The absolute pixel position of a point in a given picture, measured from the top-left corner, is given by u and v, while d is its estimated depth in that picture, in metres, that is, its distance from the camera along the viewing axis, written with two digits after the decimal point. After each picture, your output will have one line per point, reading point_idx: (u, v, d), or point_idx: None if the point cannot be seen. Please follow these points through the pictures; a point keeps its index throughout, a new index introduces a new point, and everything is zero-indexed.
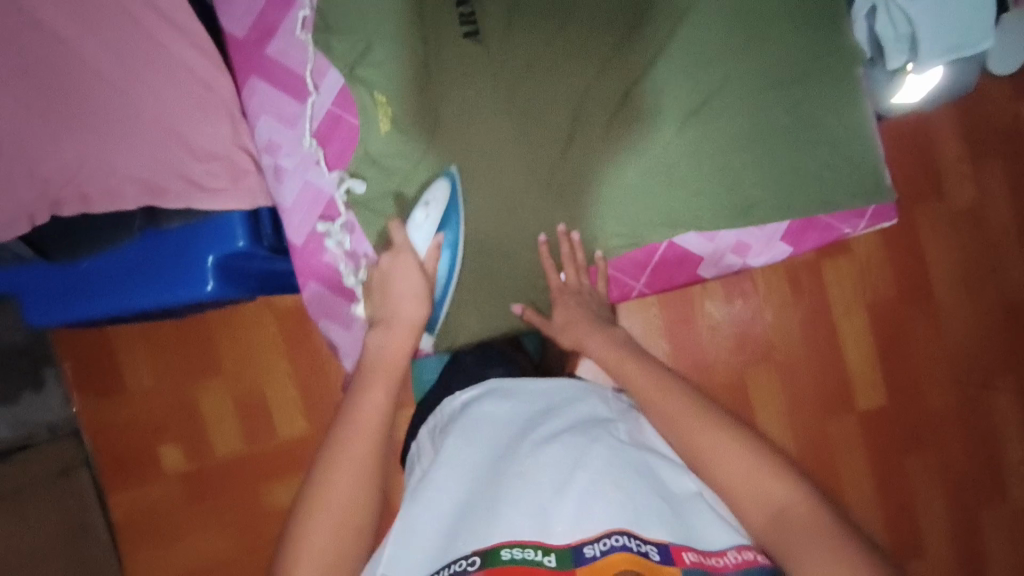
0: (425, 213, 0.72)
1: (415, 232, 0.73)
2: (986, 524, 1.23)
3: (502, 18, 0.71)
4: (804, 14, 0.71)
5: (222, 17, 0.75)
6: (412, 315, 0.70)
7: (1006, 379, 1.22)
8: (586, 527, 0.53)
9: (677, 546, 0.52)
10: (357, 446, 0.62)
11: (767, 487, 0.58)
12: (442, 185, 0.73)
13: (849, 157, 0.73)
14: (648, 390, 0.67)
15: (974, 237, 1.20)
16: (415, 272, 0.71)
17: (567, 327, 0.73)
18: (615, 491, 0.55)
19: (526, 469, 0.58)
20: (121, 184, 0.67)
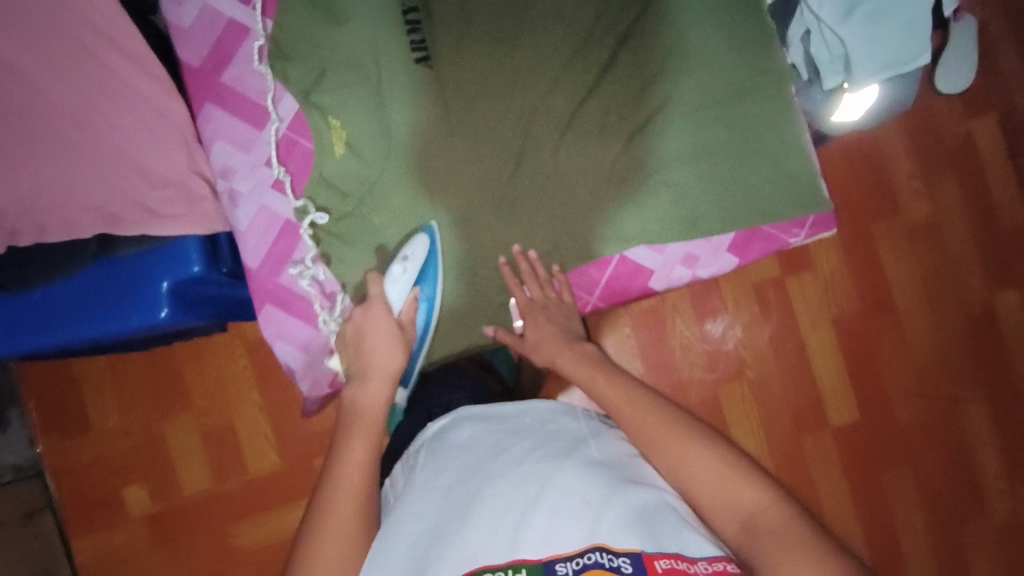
0: (402, 269, 0.74)
1: (391, 289, 0.75)
2: (968, 538, 1.23)
3: (451, 44, 0.74)
4: (738, 37, 0.75)
5: (181, 49, 0.77)
6: (386, 362, 0.72)
7: (974, 390, 1.24)
8: (561, 544, 0.54)
9: (651, 555, 0.51)
10: (343, 501, 0.62)
11: (739, 491, 0.59)
12: (422, 241, 0.75)
13: (789, 171, 0.76)
14: (621, 400, 0.68)
15: (932, 251, 1.23)
16: (388, 326, 0.74)
17: (540, 346, 0.76)
18: (587, 507, 0.56)
19: (496, 491, 0.59)
20: (77, 212, 0.68)
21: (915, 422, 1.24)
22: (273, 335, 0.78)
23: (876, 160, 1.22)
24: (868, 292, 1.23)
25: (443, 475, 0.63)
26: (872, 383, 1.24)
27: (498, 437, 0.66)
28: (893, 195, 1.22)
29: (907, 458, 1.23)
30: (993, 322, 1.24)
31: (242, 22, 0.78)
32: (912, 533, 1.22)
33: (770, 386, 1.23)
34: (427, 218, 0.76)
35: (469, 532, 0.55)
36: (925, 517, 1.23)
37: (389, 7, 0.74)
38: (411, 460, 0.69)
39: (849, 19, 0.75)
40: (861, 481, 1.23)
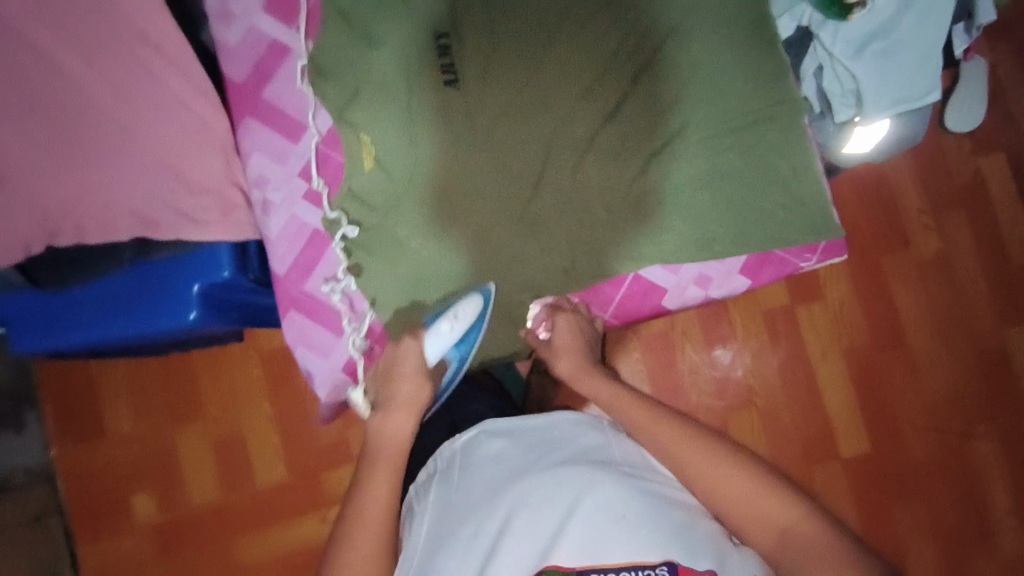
0: (450, 327, 0.77)
1: (433, 341, 0.77)
2: None
3: (480, 67, 0.78)
4: (755, 67, 0.78)
5: (224, 65, 0.82)
6: (415, 396, 0.73)
7: (986, 427, 1.23)
8: (602, 556, 0.58)
9: (686, 566, 0.56)
10: (370, 529, 0.64)
11: (769, 507, 0.62)
12: (473, 304, 0.78)
13: (801, 197, 0.79)
14: (647, 424, 0.69)
15: (942, 286, 1.24)
16: (421, 366, 0.75)
17: (563, 352, 0.78)
18: (624, 520, 0.60)
19: (533, 503, 0.63)
20: (117, 215, 0.72)
21: (927, 456, 1.23)
22: (296, 341, 0.81)
23: (886, 194, 1.24)
24: (879, 322, 1.24)
25: (479, 490, 0.67)
26: (885, 416, 1.23)
27: (528, 451, 0.70)
28: (903, 228, 1.24)
29: (919, 492, 1.22)
30: (1005, 359, 1.24)
31: (284, 43, 0.82)
32: (925, 570, 1.20)
33: (778, 416, 1.23)
34: (484, 280, 0.80)
35: (513, 546, 0.60)
36: (938, 553, 1.21)
37: (421, 33, 0.78)
38: (441, 471, 0.72)
39: (860, 57, 0.79)
40: (872, 515, 1.21)
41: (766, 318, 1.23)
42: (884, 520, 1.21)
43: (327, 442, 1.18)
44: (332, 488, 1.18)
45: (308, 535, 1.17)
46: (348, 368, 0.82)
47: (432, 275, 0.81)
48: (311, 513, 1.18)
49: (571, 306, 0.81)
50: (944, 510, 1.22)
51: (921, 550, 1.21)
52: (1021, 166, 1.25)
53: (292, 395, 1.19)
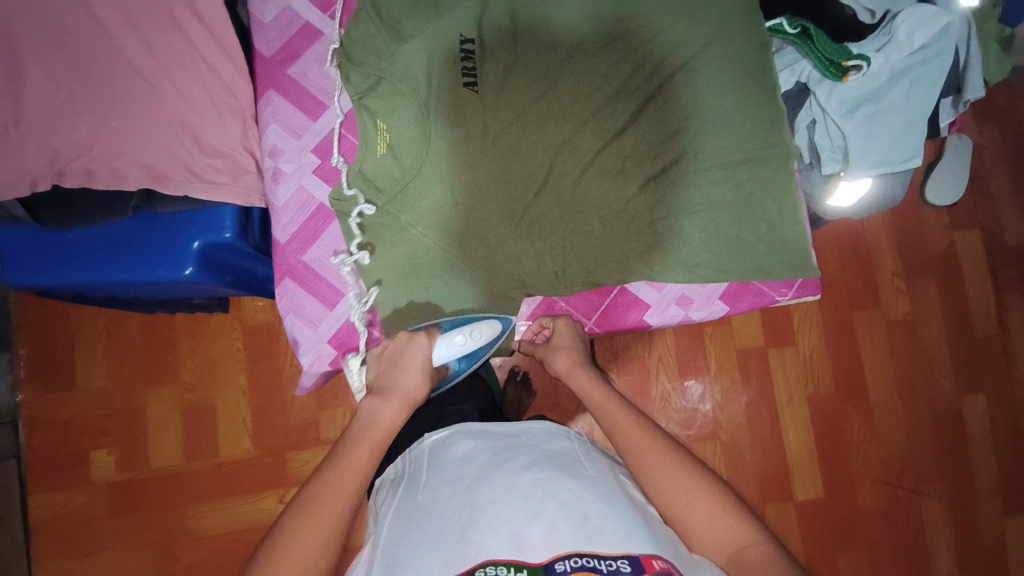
0: (462, 340, 0.83)
1: (442, 348, 0.83)
2: None
3: (498, 75, 0.82)
4: (756, 110, 0.83)
5: (257, 42, 0.86)
6: (412, 389, 0.77)
7: (936, 487, 1.28)
8: (560, 546, 0.56)
9: (648, 557, 0.55)
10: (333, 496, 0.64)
11: (727, 525, 0.62)
12: (489, 326, 0.85)
13: (783, 236, 0.84)
14: (626, 429, 0.71)
15: (909, 347, 1.30)
16: (428, 364, 0.80)
17: (560, 349, 0.85)
18: (585, 522, 0.59)
19: (497, 499, 0.61)
20: (131, 166, 0.74)
21: (878, 509, 1.27)
22: (287, 308, 0.85)
23: (863, 252, 1.31)
24: (845, 373, 1.29)
25: (443, 485, 0.66)
26: (843, 466, 1.28)
27: (498, 451, 0.69)
28: (877, 287, 1.30)
29: (867, 543, 1.26)
30: (961, 425, 1.29)
31: (316, 26, 0.87)
32: None
33: (740, 451, 1.27)
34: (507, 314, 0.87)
35: (471, 535, 0.57)
36: None
37: (448, 35, 0.82)
38: (410, 468, 0.72)
39: (850, 116, 0.84)
40: (819, 559, 1.25)
41: (739, 355, 1.28)
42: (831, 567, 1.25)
43: (295, 424, 1.18)
44: (295, 468, 1.17)
45: (264, 514, 1.16)
46: (334, 341, 0.87)
47: (429, 264, 0.84)
48: (270, 492, 1.17)
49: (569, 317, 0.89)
50: (888, 563, 1.26)
51: None
52: (993, 244, 1.32)
53: (268, 370, 1.19)
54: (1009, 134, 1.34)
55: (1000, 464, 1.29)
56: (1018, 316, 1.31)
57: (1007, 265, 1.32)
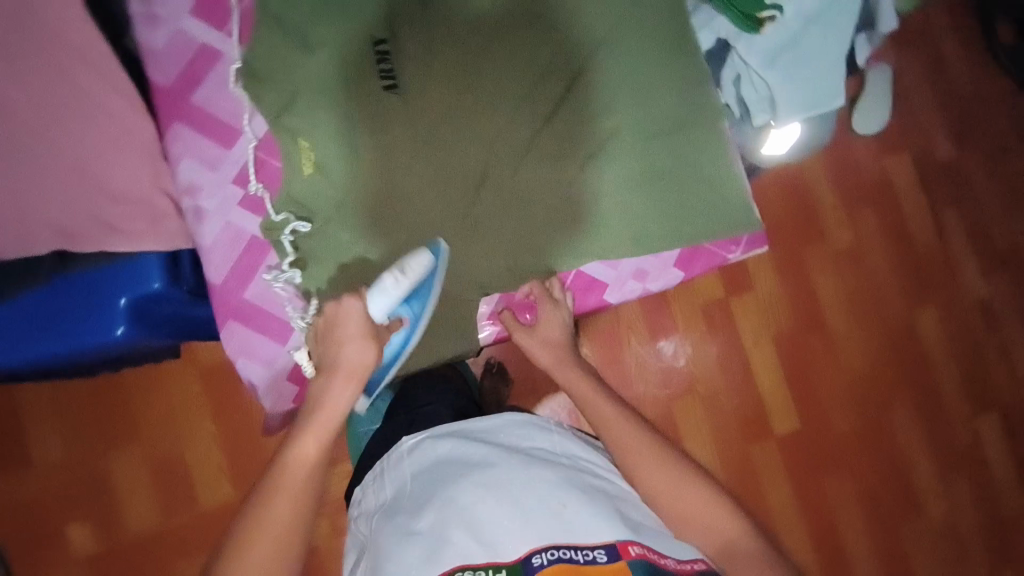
0: (394, 281, 0.73)
1: (377, 296, 0.73)
2: (907, 538, 1.32)
3: (418, 71, 0.78)
4: (681, 74, 0.83)
5: (150, 72, 0.79)
6: (357, 360, 0.71)
7: (902, 402, 1.35)
8: (540, 537, 0.59)
9: (626, 541, 0.59)
10: (286, 496, 0.66)
11: (714, 516, 0.67)
12: (422, 259, 0.75)
13: (727, 195, 0.84)
14: (617, 424, 0.74)
15: (859, 273, 1.35)
16: (365, 325, 0.72)
17: (540, 334, 0.83)
18: (559, 510, 0.61)
19: (474, 499, 0.62)
20: (34, 227, 0.68)
21: (851, 429, 1.33)
22: (236, 352, 0.81)
23: (802, 189, 1.34)
24: (803, 308, 1.33)
25: (421, 485, 0.66)
26: (815, 398, 1.33)
27: (472, 446, 0.68)
28: (820, 220, 1.34)
29: (845, 461, 1.32)
30: (914, 337, 1.36)
31: (214, 46, 0.80)
32: (859, 535, 1.31)
33: (719, 401, 1.30)
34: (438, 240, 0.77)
35: (453, 536, 0.58)
36: (864, 522, 1.31)
37: (359, 39, 0.78)
38: (386, 473, 0.71)
39: (772, 66, 0.85)
40: (806, 489, 1.30)
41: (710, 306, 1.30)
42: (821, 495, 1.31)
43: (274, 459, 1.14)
44: None
45: None
46: (293, 376, 0.83)
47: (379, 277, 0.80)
48: None
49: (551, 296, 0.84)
50: (873, 480, 1.32)
51: (852, 518, 1.31)
52: (923, 163, 1.37)
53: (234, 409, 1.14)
54: (925, 54, 1.38)
55: (956, 369, 1.37)
56: (954, 227, 1.38)
57: (937, 179, 1.38)
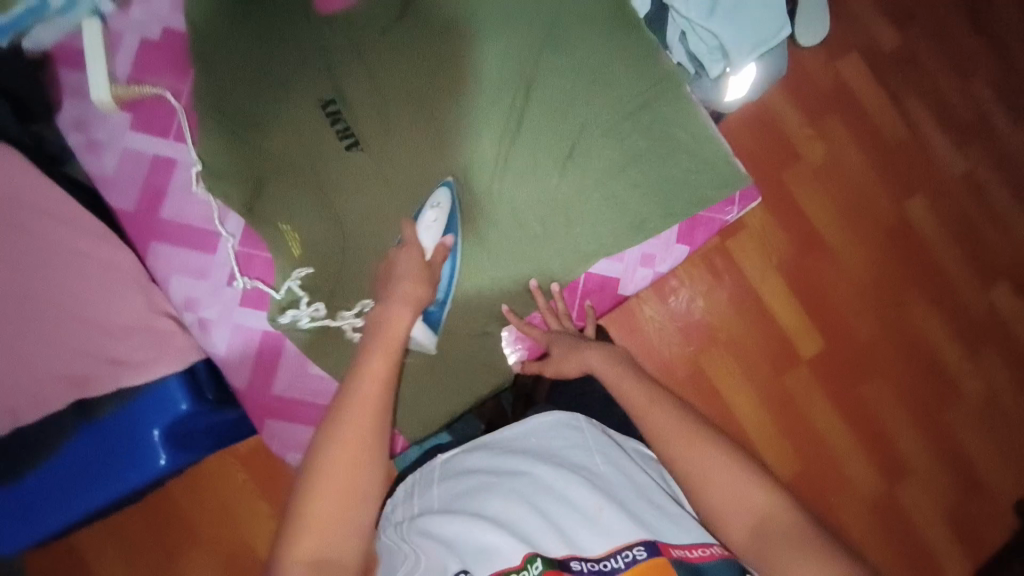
0: (434, 214, 0.75)
1: (424, 232, 0.74)
2: (968, 440, 1.18)
3: (375, 125, 0.80)
4: (628, 55, 0.84)
5: (110, 199, 0.78)
6: (414, 292, 0.65)
7: (911, 292, 1.21)
8: (576, 537, 0.49)
9: (665, 542, 0.49)
10: (359, 423, 0.52)
11: (745, 489, 0.52)
12: (444, 191, 0.77)
13: (706, 156, 0.85)
14: (640, 402, 0.60)
15: (842, 182, 1.21)
16: (421, 264, 0.68)
17: (559, 364, 0.73)
18: (599, 510, 0.51)
19: (506, 502, 0.52)
20: (50, 383, 0.71)
21: (875, 330, 1.20)
22: (282, 448, 0.79)
23: (767, 113, 1.20)
24: (794, 223, 1.19)
25: (445, 497, 0.57)
26: (835, 311, 1.19)
27: (503, 452, 0.60)
28: (783, 133, 1.20)
29: (875, 372, 1.18)
30: (908, 227, 1.23)
31: (166, 155, 0.78)
32: (931, 453, 1.17)
33: (740, 356, 1.16)
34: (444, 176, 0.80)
35: (482, 536, 0.49)
36: (928, 439, 1.18)
37: (309, 107, 0.79)
38: (416, 487, 0.62)
39: (713, 14, 0.85)
40: (858, 414, 1.17)
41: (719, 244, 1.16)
42: (877, 420, 1.17)
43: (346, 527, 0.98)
44: None
45: None
46: None
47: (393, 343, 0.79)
48: None
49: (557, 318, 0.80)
50: (917, 384, 1.19)
51: (914, 438, 1.17)
52: (873, 56, 1.24)
53: (230, 510, 0.99)
54: None
55: (959, 250, 1.23)
56: (919, 110, 1.25)
57: (893, 65, 1.25)
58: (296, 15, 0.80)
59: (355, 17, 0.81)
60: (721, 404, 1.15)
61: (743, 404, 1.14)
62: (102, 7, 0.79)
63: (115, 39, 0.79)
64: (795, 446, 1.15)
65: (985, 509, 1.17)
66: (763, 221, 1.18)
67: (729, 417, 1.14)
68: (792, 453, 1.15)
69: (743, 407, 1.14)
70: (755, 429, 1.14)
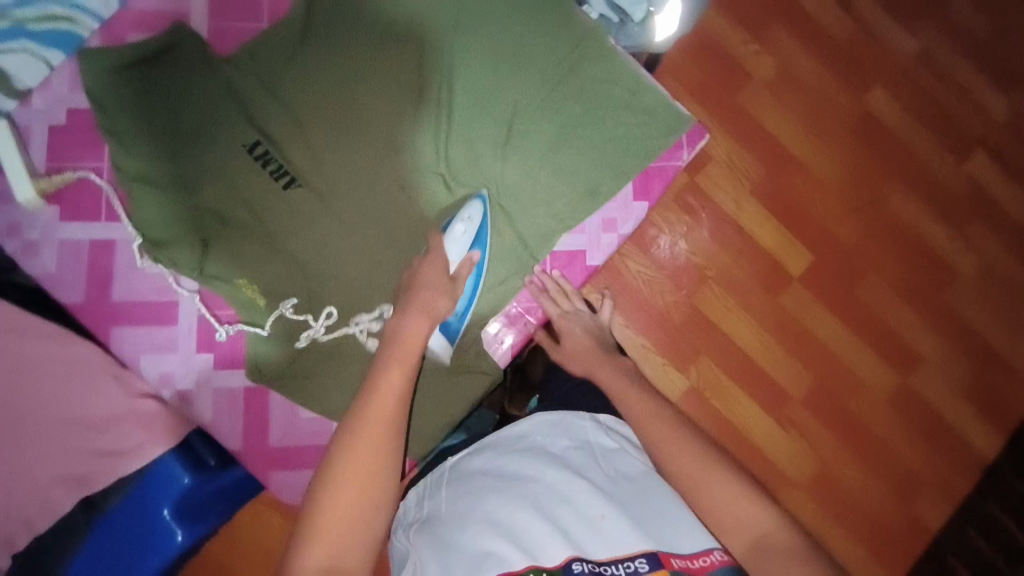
0: (464, 226, 0.75)
1: (453, 244, 0.74)
2: (976, 319, 1.16)
3: (305, 157, 0.78)
4: (544, 22, 0.82)
5: (59, 294, 0.76)
6: (433, 302, 0.66)
7: (891, 185, 1.18)
8: (578, 544, 0.49)
9: (667, 554, 0.49)
10: (377, 424, 0.52)
11: (748, 510, 0.50)
12: (478, 206, 0.77)
13: (646, 106, 0.83)
14: (645, 417, 0.60)
15: (797, 91, 1.17)
16: (448, 281, 0.69)
17: (576, 357, 0.74)
18: (602, 519, 0.51)
19: (511, 509, 0.51)
20: (54, 488, 0.70)
21: (863, 232, 1.16)
22: (294, 496, 0.78)
23: (706, 37, 1.16)
24: (759, 144, 1.15)
25: (453, 500, 0.56)
26: (819, 224, 1.16)
27: (509, 455, 0.59)
28: (728, 56, 1.16)
29: (869, 273, 1.16)
30: (874, 121, 1.19)
31: (102, 236, 0.77)
32: (943, 340, 1.15)
33: (736, 289, 1.13)
34: (478, 189, 0.79)
35: (485, 544, 0.48)
36: (935, 328, 1.15)
37: (233, 154, 0.77)
38: (427, 489, 0.61)
39: None
40: (865, 320, 1.15)
41: (690, 180, 1.14)
42: (884, 320, 1.15)
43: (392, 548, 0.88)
44: None
45: None
46: None
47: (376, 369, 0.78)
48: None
49: (560, 309, 0.79)
50: (915, 276, 1.16)
51: (924, 330, 1.15)
52: None
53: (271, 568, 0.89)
54: None
55: (929, 131, 1.19)
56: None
57: None
58: (196, 62, 0.77)
59: (255, 48, 0.79)
60: (728, 340, 1.12)
61: (747, 337, 1.12)
62: (3, 106, 0.77)
63: (25, 134, 0.77)
64: (809, 366, 1.13)
65: (1007, 381, 1.15)
66: (727, 150, 1.15)
67: (740, 352, 1.12)
68: (808, 373, 1.13)
69: (748, 340, 1.12)
70: (766, 359, 1.12)
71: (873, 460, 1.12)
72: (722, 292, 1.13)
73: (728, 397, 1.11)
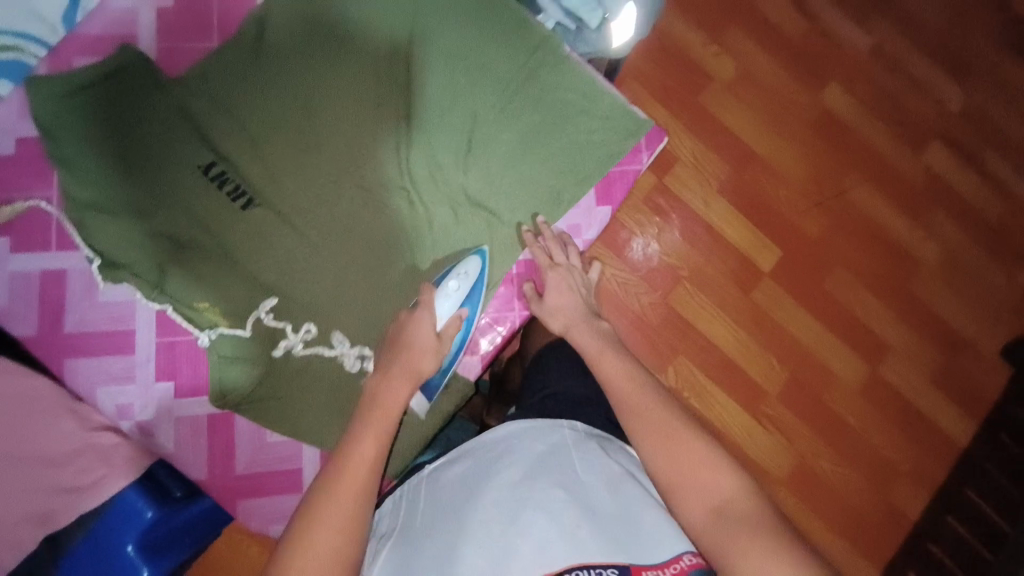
0: (457, 283, 0.74)
1: (443, 300, 0.72)
2: (941, 306, 1.19)
3: (263, 176, 0.77)
4: (499, 33, 0.82)
5: (11, 328, 0.73)
6: (416, 363, 0.65)
7: (852, 179, 1.20)
8: (550, 556, 0.47)
9: (639, 565, 0.47)
10: (348, 489, 0.50)
11: (715, 480, 0.51)
12: (474, 261, 0.76)
13: (604, 112, 0.83)
14: (616, 397, 0.60)
15: (758, 91, 1.19)
16: (436, 341, 0.68)
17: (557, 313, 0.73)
18: (576, 527, 0.50)
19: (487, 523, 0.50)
20: (11, 531, 0.67)
21: (828, 226, 1.19)
22: (265, 524, 0.75)
23: (667, 42, 1.18)
24: (723, 144, 1.17)
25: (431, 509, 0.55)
26: (785, 220, 1.17)
27: (488, 462, 0.58)
28: (690, 59, 1.18)
29: (835, 265, 1.18)
30: (832, 118, 1.21)
31: (53, 266, 0.74)
32: (911, 328, 1.18)
33: (709, 287, 1.14)
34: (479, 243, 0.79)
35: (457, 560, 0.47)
36: (903, 317, 1.18)
37: (188, 175, 0.75)
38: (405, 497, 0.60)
39: None
40: (835, 312, 1.17)
41: (659, 182, 1.15)
42: (853, 312, 1.17)
43: None
44: None
45: None
46: None
47: (346, 387, 0.76)
48: None
49: (553, 263, 0.76)
50: (879, 267, 1.19)
51: (892, 320, 1.18)
52: None
53: None
54: None
55: (885, 125, 1.22)
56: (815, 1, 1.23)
57: None
58: (145, 85, 0.76)
59: (205, 66, 0.78)
60: (704, 339, 1.13)
61: (722, 334, 1.13)
62: None
63: None
64: (784, 359, 1.14)
65: (973, 364, 1.18)
66: (693, 151, 1.16)
67: (717, 349, 1.13)
68: (784, 366, 1.14)
69: (724, 337, 1.13)
70: (742, 355, 1.13)
71: (851, 451, 1.14)
72: (696, 291, 1.13)
73: (707, 396, 1.12)
